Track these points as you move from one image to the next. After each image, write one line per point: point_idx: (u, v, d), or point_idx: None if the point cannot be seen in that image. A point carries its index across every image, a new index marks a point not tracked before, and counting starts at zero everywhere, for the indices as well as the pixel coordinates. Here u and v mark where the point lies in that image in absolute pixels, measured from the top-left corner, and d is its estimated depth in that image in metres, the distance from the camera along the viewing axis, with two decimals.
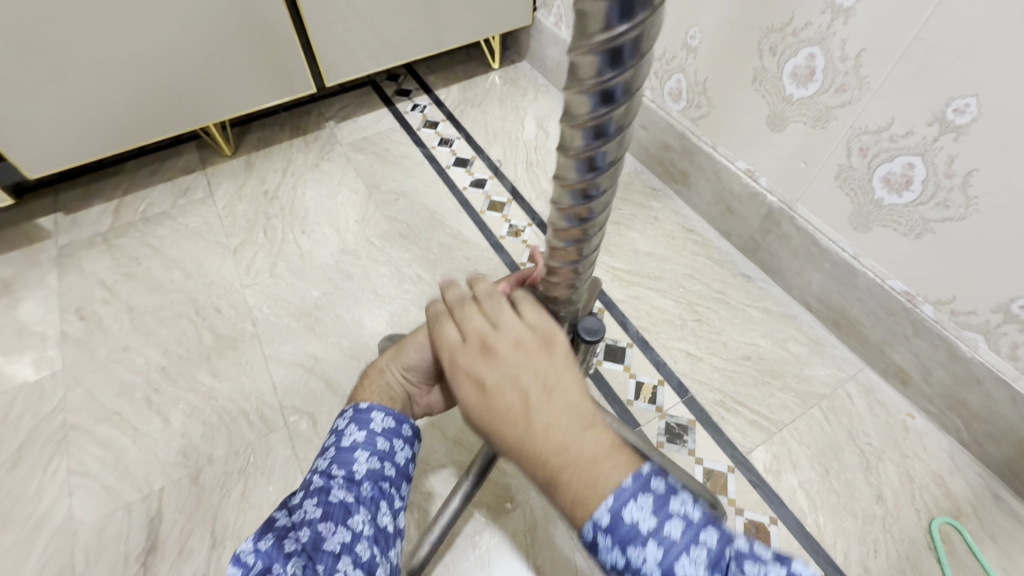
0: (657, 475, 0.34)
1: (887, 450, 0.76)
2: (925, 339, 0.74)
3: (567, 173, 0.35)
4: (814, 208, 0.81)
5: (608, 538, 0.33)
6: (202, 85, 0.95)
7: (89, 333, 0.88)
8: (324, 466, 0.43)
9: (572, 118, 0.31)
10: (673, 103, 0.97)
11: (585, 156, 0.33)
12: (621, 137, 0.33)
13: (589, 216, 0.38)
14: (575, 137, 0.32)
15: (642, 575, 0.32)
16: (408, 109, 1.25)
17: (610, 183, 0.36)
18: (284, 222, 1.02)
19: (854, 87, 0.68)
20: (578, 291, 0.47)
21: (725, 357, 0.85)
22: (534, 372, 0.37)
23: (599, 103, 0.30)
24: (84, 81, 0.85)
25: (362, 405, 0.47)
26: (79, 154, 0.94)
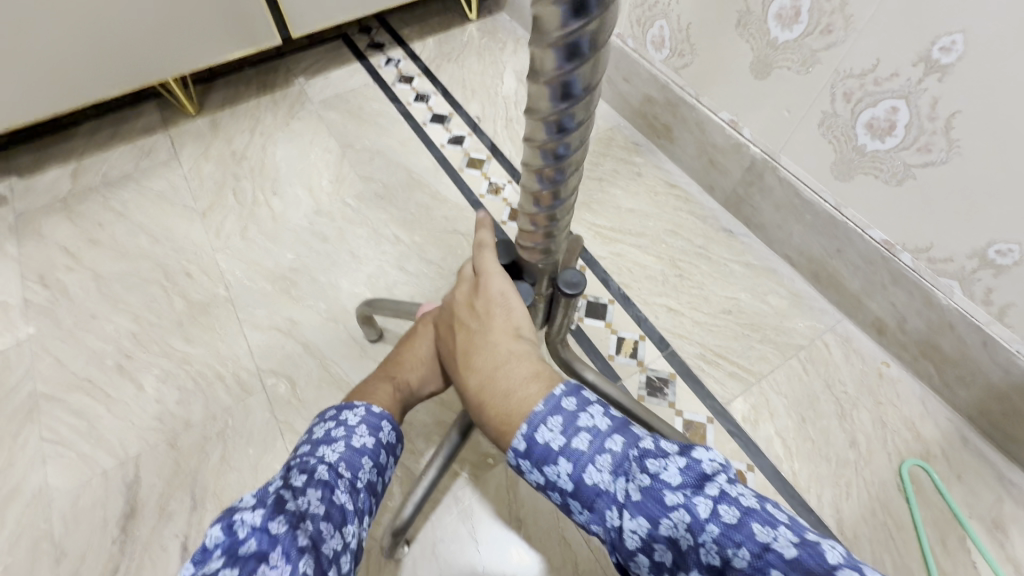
0: (566, 395, 0.41)
1: (862, 398, 0.77)
2: (902, 287, 0.74)
3: (541, 100, 0.32)
4: (796, 158, 0.79)
5: (527, 460, 0.40)
6: (155, 34, 0.89)
7: (53, 301, 0.85)
8: (333, 459, 0.47)
9: (543, 37, 0.29)
10: (656, 52, 0.93)
11: (558, 78, 0.30)
12: (597, 57, 0.30)
13: (563, 150, 0.36)
14: (547, 59, 0.30)
15: (559, 486, 0.39)
16: (382, 63, 1.19)
17: (586, 110, 0.34)
18: (254, 183, 0.98)
19: (839, 28, 0.65)
20: (556, 240, 0.45)
21: (706, 311, 0.85)
22: (465, 321, 0.49)
23: (572, 14, 0.27)
24: (24, 29, 0.79)
25: (376, 409, 0.53)
26: (25, 109, 0.88)
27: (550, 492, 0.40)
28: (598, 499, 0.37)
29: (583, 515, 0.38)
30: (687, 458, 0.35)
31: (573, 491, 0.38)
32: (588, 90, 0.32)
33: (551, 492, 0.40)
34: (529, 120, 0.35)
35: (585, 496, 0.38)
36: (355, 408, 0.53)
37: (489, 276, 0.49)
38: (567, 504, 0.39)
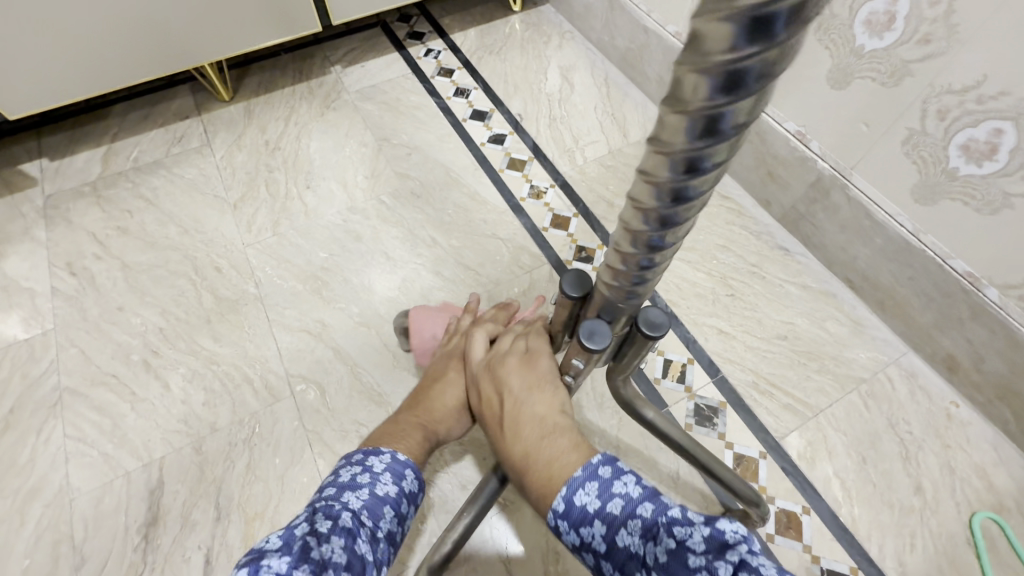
0: (603, 462, 0.41)
1: (928, 440, 0.72)
2: (983, 324, 0.68)
3: (675, 132, 0.27)
4: (872, 177, 0.73)
5: (564, 521, 0.39)
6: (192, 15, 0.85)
7: (80, 291, 0.82)
8: (356, 505, 0.45)
9: (702, 56, 0.23)
10: None
11: (705, 111, 0.25)
12: (762, 90, 0.25)
13: (687, 190, 0.30)
14: (695, 86, 0.25)
15: (593, 549, 0.38)
16: (420, 54, 1.14)
17: (725, 149, 0.28)
18: (287, 175, 0.95)
19: (941, 37, 0.59)
20: (645, 284, 0.39)
21: (760, 336, 0.80)
22: (519, 390, 0.49)
23: (747, 39, 0.21)
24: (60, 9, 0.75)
25: (401, 457, 0.52)
26: (58, 91, 0.85)
27: (584, 555, 0.39)
28: (629, 565, 0.36)
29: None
30: (716, 526, 0.33)
31: (606, 552, 0.38)
32: (735, 128, 0.26)
33: (585, 555, 0.39)
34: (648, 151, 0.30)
35: (616, 560, 0.37)
36: (381, 454, 0.52)
37: (542, 360, 0.51)
38: (600, 567, 0.38)
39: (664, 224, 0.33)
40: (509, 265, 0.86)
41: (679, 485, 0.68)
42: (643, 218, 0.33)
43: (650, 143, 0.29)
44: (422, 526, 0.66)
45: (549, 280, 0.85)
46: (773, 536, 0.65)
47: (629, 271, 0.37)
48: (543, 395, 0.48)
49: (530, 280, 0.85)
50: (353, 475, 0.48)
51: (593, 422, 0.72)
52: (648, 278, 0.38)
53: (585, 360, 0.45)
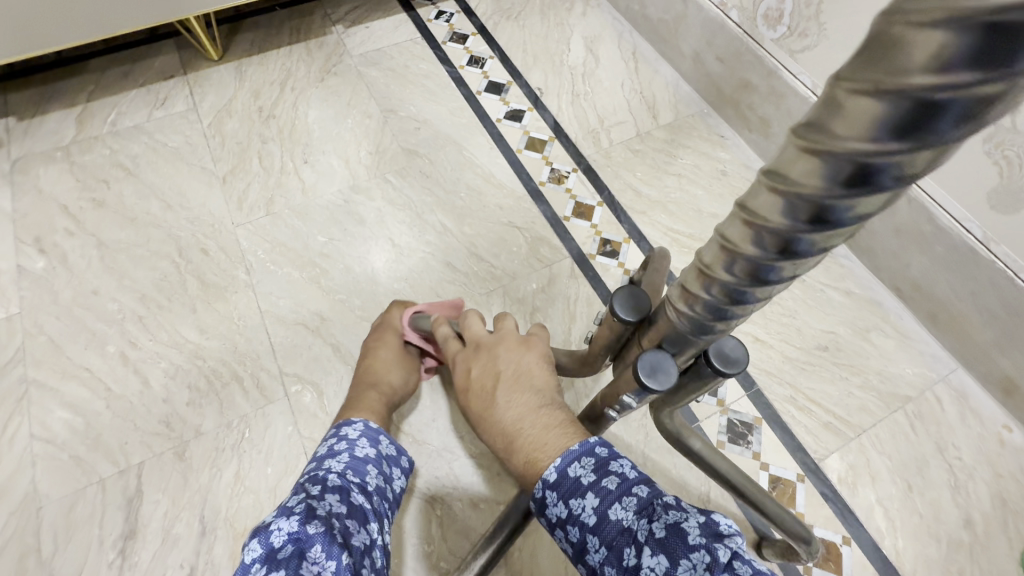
0: (600, 441, 0.39)
1: (979, 467, 0.66)
2: None
3: (852, 119, 0.16)
4: (939, 177, 0.66)
5: (554, 492, 0.37)
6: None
7: (50, 271, 0.74)
8: (341, 466, 0.42)
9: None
10: (768, 31, 0.79)
11: (919, 93, 0.14)
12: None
13: (835, 213, 0.19)
14: (918, 43, 0.14)
15: (581, 523, 0.35)
16: (431, 16, 1.03)
17: (931, 161, 0.16)
18: (282, 147, 0.86)
19: None
20: (730, 321, 0.29)
21: (799, 346, 0.73)
22: (517, 365, 0.45)
23: None
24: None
25: (372, 424, 0.50)
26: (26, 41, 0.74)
27: (568, 530, 0.36)
28: (619, 541, 0.34)
29: (597, 556, 0.34)
30: (708, 515, 0.32)
31: (594, 527, 0.35)
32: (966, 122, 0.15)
33: (571, 529, 0.36)
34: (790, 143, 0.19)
35: (604, 537, 0.34)
36: (353, 425, 0.50)
37: (538, 340, 0.48)
38: (583, 544, 0.35)
39: (785, 256, 0.22)
40: (527, 257, 0.79)
41: (709, 508, 0.62)
42: (754, 242, 0.22)
43: (799, 126, 0.18)
44: (428, 547, 0.60)
45: (570, 275, 0.78)
46: (811, 569, 0.60)
47: (711, 306, 0.27)
48: (536, 369, 0.45)
49: (550, 274, 0.77)
50: (327, 448, 0.46)
51: (618, 435, 0.65)
52: (735, 314, 0.28)
53: (640, 396, 0.36)
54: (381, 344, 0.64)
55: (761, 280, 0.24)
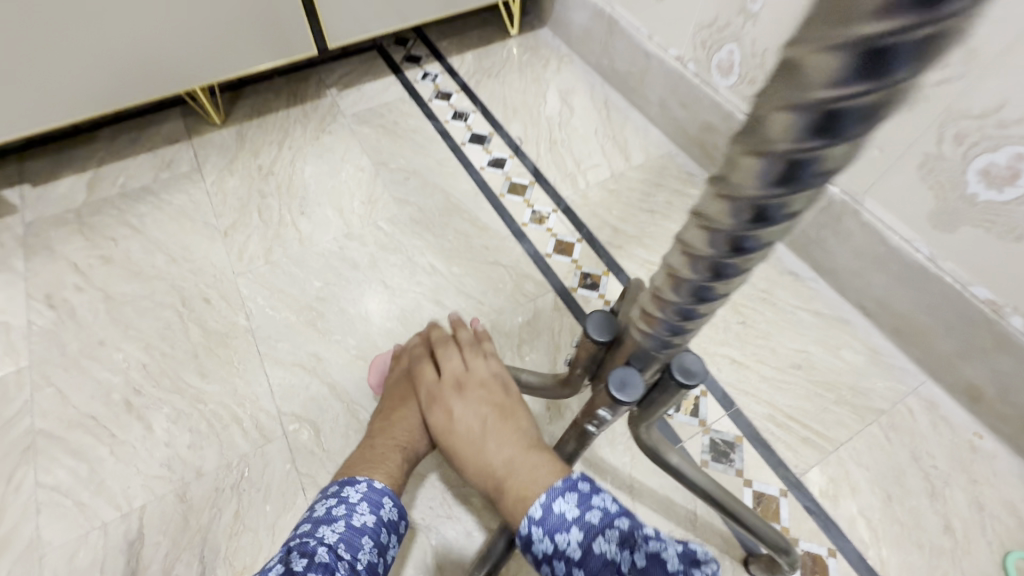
0: (582, 479, 0.42)
1: (954, 474, 0.69)
2: (1009, 353, 0.65)
3: (746, 173, 0.23)
4: (885, 202, 0.72)
5: (541, 527, 0.40)
6: (183, 35, 0.83)
7: (59, 325, 0.78)
8: (332, 540, 0.44)
9: (831, 29, 0.17)
10: (723, 79, 0.87)
11: (787, 156, 0.21)
12: (858, 140, 0.20)
13: (772, 211, 0.24)
14: (780, 124, 0.20)
15: (568, 558, 0.38)
16: (418, 77, 1.12)
17: (804, 200, 0.23)
18: (280, 201, 0.92)
19: (956, 62, 0.58)
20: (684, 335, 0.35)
21: (774, 366, 0.77)
22: (497, 409, 0.50)
23: (857, 73, 0.17)
24: (36, 19, 0.72)
25: (378, 484, 0.50)
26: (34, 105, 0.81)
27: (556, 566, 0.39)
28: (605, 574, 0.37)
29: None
30: (684, 545, 0.37)
31: (580, 560, 0.38)
32: (865, 125, 0.19)
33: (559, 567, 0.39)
34: (708, 188, 0.26)
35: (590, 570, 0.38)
36: (356, 484, 0.49)
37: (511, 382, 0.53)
38: None
39: (717, 277, 0.29)
40: (512, 292, 0.83)
41: (697, 527, 0.64)
42: (693, 267, 0.29)
43: (713, 180, 0.26)
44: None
45: (554, 308, 0.82)
46: None
47: (669, 321, 0.34)
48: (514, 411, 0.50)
49: (534, 308, 0.82)
50: (329, 509, 0.47)
51: (605, 460, 0.68)
52: (687, 329, 0.34)
53: (614, 411, 0.41)
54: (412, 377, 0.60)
55: (699, 295, 0.30)
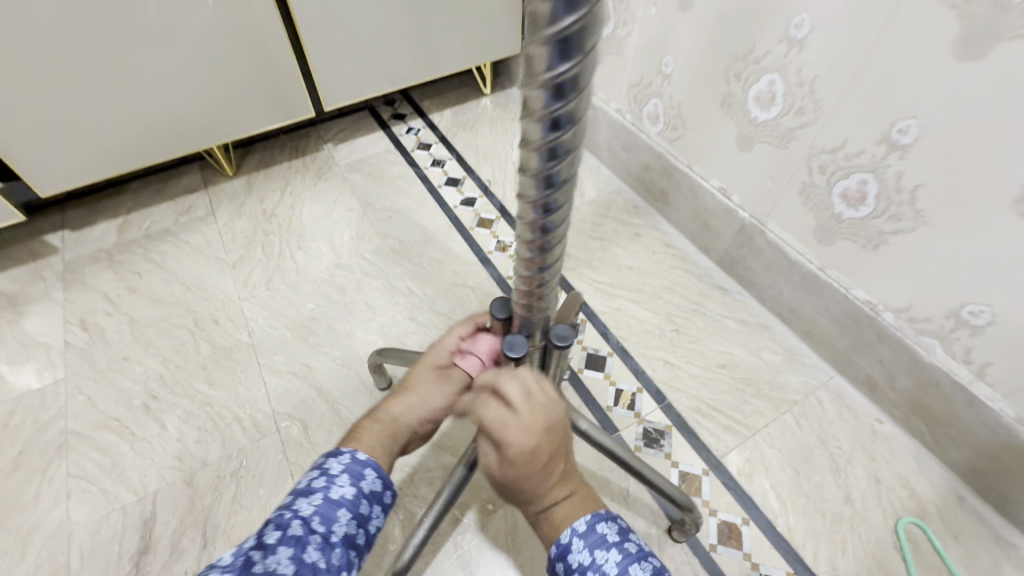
0: (624, 521, 0.50)
1: (856, 453, 0.79)
2: (888, 346, 0.77)
3: (527, 188, 0.38)
4: (781, 222, 0.85)
5: (581, 538, 0.48)
6: (199, 103, 1.01)
7: (90, 344, 0.91)
8: (308, 513, 0.49)
9: (534, 76, 0.31)
10: (651, 126, 1.02)
11: (541, 174, 0.36)
12: (573, 156, 0.36)
13: (551, 208, 0.39)
14: (531, 159, 0.36)
15: (600, 569, 0.46)
16: (402, 131, 1.30)
17: (566, 196, 0.39)
18: (281, 238, 1.07)
19: (810, 111, 0.72)
20: (548, 299, 0.50)
21: (702, 366, 0.89)
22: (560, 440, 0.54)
23: (549, 129, 0.33)
24: (83, 95, 0.90)
25: (361, 457, 0.56)
26: (77, 159, 0.98)
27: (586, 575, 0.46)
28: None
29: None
30: None
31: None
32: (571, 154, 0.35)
33: (589, 573, 0.46)
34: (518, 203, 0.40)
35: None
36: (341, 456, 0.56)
37: None
38: None
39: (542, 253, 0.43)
40: (477, 309, 0.97)
41: (629, 502, 0.75)
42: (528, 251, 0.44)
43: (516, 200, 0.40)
44: (393, 546, 0.72)
45: None
46: (715, 546, 0.72)
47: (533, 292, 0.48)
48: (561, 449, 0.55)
49: None
50: (310, 483, 0.53)
51: None
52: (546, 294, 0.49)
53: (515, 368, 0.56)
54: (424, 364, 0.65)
55: (542, 270, 0.45)
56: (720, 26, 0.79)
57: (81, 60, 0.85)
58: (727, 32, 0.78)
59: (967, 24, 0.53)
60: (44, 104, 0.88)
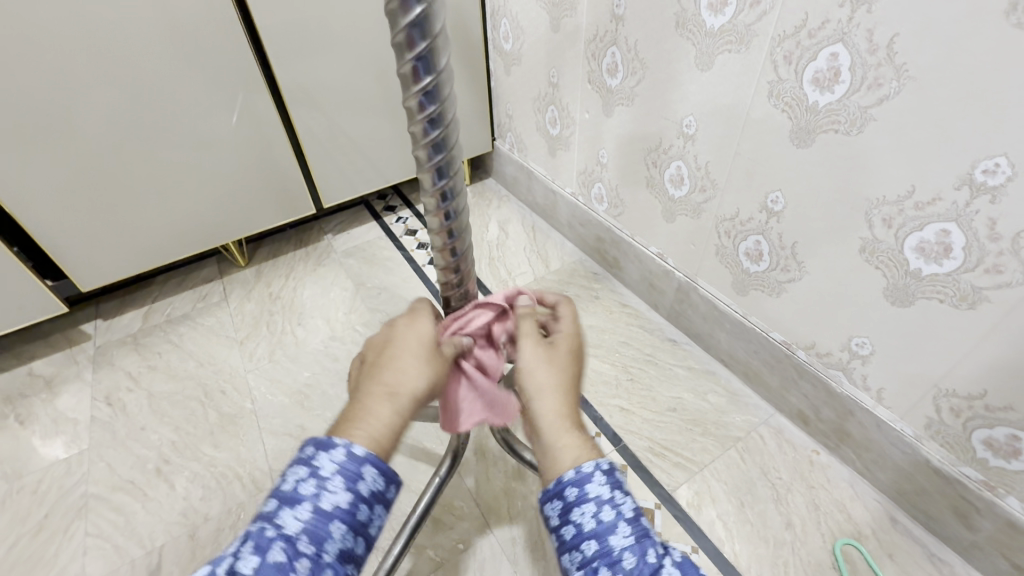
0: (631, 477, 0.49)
1: (795, 482, 0.87)
2: (808, 380, 0.87)
3: (440, 260, 0.54)
4: (708, 279, 0.99)
5: (605, 475, 0.46)
6: (218, 207, 1.22)
7: (113, 417, 1.04)
8: (294, 529, 0.41)
9: (425, 192, 0.47)
10: (599, 205, 1.20)
11: (447, 248, 0.53)
12: (465, 232, 0.53)
13: (459, 269, 0.55)
14: (438, 240, 0.52)
15: (619, 510, 0.44)
16: (392, 220, 1.50)
17: (467, 259, 0.56)
18: (284, 317, 1.22)
19: (709, 188, 0.89)
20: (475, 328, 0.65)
21: (655, 410, 0.98)
22: None
23: (444, 221, 0.50)
24: (124, 206, 1.10)
25: (357, 451, 0.45)
26: (113, 257, 1.17)
27: (602, 508, 0.44)
28: (645, 539, 0.43)
29: (622, 540, 0.43)
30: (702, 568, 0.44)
31: (629, 519, 0.44)
32: (463, 233, 0.52)
33: (606, 507, 0.45)
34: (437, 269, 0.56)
35: (634, 529, 0.43)
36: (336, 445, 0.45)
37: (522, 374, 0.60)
38: (609, 525, 0.44)
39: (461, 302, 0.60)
40: None
41: None
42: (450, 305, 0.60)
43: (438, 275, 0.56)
44: None
45: None
46: None
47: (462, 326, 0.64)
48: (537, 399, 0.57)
49: None
50: (296, 487, 0.43)
51: (517, 490, 0.88)
52: None
53: None
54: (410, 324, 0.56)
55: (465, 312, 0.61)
56: (635, 127, 0.98)
57: (125, 178, 1.07)
58: (641, 130, 0.97)
59: (794, 122, 0.71)
60: (93, 215, 1.09)
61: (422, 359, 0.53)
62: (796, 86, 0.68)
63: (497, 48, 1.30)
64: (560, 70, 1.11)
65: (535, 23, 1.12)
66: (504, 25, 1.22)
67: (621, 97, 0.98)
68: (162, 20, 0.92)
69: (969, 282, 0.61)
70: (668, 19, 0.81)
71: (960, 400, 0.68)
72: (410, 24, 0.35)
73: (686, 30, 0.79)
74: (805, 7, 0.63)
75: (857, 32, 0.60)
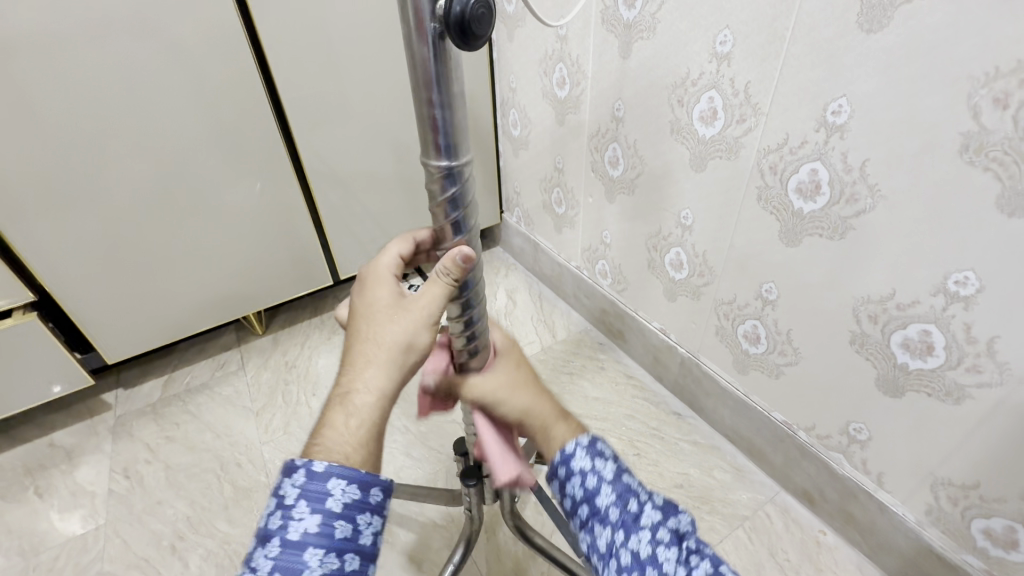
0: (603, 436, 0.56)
1: (803, 565, 0.88)
2: (810, 460, 0.90)
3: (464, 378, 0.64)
4: (709, 357, 1.03)
5: (586, 446, 0.54)
6: (243, 280, 1.30)
7: (130, 490, 1.06)
8: (264, 569, 0.42)
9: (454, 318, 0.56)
10: (603, 280, 1.26)
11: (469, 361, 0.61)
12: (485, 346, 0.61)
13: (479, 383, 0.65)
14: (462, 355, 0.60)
15: (600, 475, 0.53)
16: None
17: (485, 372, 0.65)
18: (299, 386, 1.26)
19: (707, 274, 0.95)
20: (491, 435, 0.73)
21: (662, 486, 1.00)
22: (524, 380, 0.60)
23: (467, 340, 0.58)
24: (156, 282, 1.18)
25: (318, 472, 0.45)
26: (140, 330, 1.23)
27: (586, 477, 0.53)
28: (626, 493, 0.51)
29: (607, 499, 0.51)
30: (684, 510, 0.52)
31: (612, 479, 0.52)
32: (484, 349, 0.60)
33: (589, 475, 0.53)
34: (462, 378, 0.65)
35: (616, 488, 0.52)
36: (298, 473, 0.46)
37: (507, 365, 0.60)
38: (595, 490, 0.52)
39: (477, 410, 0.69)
40: None
41: None
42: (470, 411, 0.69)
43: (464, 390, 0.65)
44: None
45: None
46: None
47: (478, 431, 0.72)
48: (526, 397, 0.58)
49: None
50: (269, 520, 0.45)
51: (527, 570, 0.89)
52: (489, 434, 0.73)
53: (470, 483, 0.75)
54: (363, 301, 0.54)
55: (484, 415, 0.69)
56: (637, 214, 1.05)
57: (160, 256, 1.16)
58: (643, 217, 1.04)
59: (781, 225, 0.77)
60: (128, 291, 1.16)
61: (380, 337, 0.50)
62: (782, 193, 0.75)
63: (507, 133, 1.40)
64: (565, 159, 1.20)
65: (541, 116, 1.22)
66: (513, 114, 1.33)
67: (622, 186, 1.06)
68: (205, 120, 1.05)
69: (953, 379, 0.65)
70: (664, 125, 0.89)
71: (956, 489, 0.71)
72: (448, 202, 0.45)
73: (680, 136, 0.87)
74: (785, 129, 0.71)
75: (832, 154, 0.67)
